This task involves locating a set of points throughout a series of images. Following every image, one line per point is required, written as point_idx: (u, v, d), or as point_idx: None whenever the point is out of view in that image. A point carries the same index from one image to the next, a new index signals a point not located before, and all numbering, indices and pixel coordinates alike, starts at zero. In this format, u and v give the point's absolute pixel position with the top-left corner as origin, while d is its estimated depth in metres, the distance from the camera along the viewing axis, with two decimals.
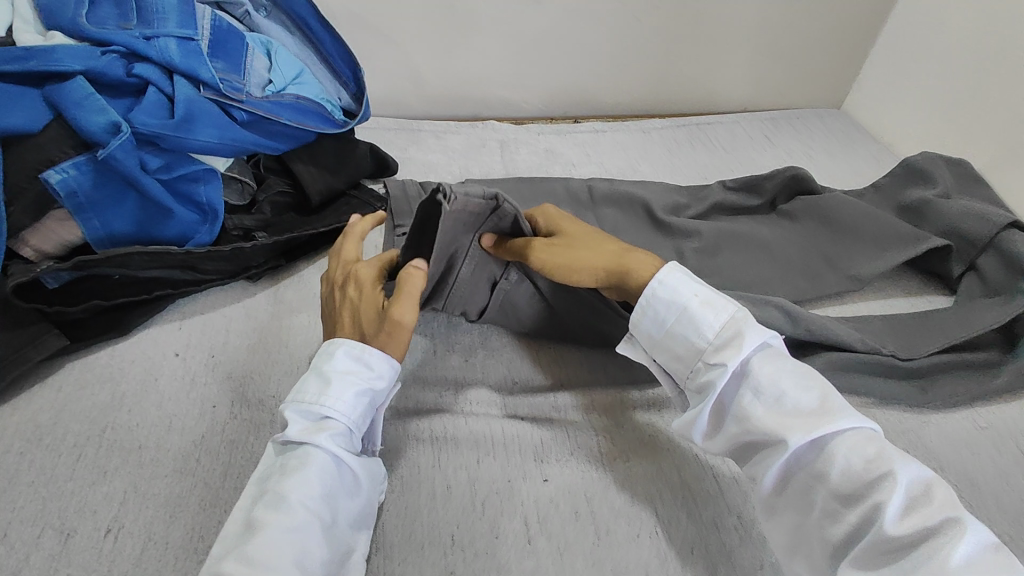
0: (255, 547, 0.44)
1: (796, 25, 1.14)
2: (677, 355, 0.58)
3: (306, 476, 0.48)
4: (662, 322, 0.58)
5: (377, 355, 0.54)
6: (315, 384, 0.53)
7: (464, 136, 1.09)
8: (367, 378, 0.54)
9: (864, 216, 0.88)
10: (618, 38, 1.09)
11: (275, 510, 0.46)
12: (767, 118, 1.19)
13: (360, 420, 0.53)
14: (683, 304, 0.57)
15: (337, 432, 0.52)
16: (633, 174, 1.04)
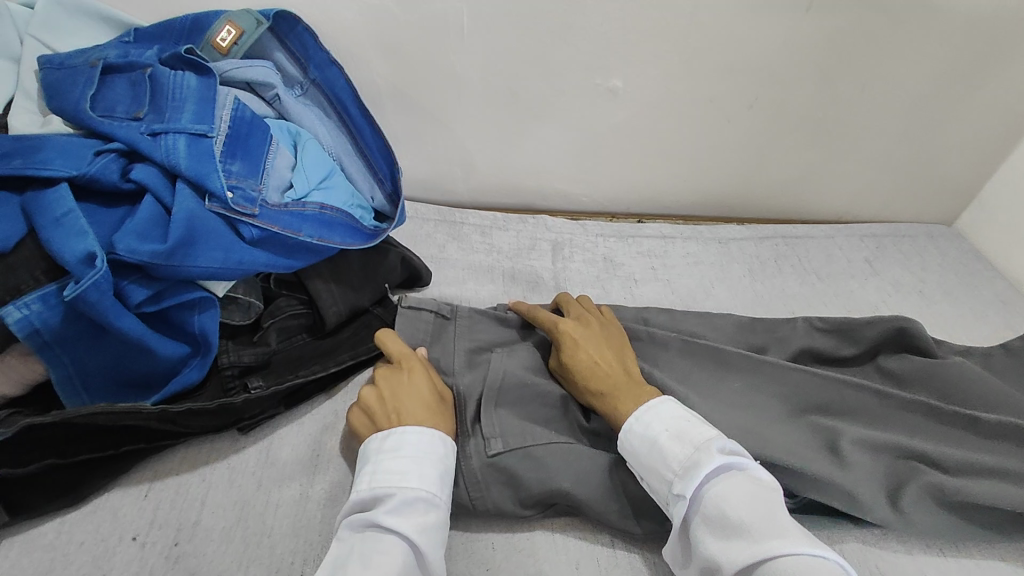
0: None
1: (913, 134, 0.97)
2: (648, 482, 0.56)
3: (396, 566, 0.46)
4: (633, 452, 0.57)
5: (440, 434, 0.56)
6: (389, 467, 0.52)
7: (513, 234, 0.96)
8: (440, 464, 0.54)
9: (995, 397, 0.71)
10: (702, 135, 0.95)
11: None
12: (868, 235, 1.02)
13: (439, 509, 0.52)
14: (652, 436, 0.56)
15: (421, 519, 0.50)
16: (706, 300, 0.88)
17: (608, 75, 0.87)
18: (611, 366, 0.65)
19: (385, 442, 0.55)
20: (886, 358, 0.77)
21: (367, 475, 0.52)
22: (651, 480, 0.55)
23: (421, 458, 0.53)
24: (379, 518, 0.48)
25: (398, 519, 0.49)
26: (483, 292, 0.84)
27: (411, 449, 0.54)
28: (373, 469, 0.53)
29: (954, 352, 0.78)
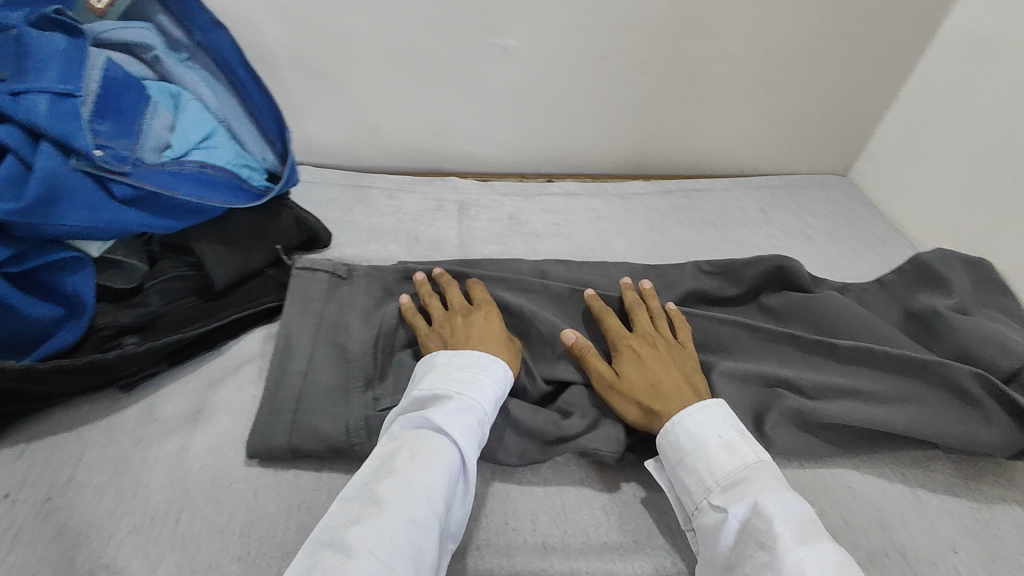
0: (385, 520, 0.46)
1: (801, 89, 1.04)
2: (687, 490, 0.55)
3: (441, 461, 0.51)
4: (676, 457, 0.56)
5: (493, 361, 0.60)
6: (451, 379, 0.57)
7: (419, 196, 0.97)
8: (495, 389, 0.58)
9: (864, 325, 0.75)
10: (600, 94, 0.98)
11: (413, 487, 0.48)
12: (765, 186, 1.10)
13: (488, 426, 0.56)
14: (702, 444, 0.56)
15: (474, 430, 0.54)
16: (605, 252, 0.92)
17: (501, 35, 0.89)
18: (672, 392, 0.61)
19: (449, 359, 0.60)
20: (768, 297, 0.81)
21: (431, 380, 0.58)
22: (694, 490, 0.54)
23: (476, 377, 0.58)
24: (435, 417, 0.53)
25: (451, 423, 0.53)
26: (384, 251, 0.85)
27: (472, 370, 0.58)
28: (436, 377, 0.58)
29: (831, 287, 0.83)
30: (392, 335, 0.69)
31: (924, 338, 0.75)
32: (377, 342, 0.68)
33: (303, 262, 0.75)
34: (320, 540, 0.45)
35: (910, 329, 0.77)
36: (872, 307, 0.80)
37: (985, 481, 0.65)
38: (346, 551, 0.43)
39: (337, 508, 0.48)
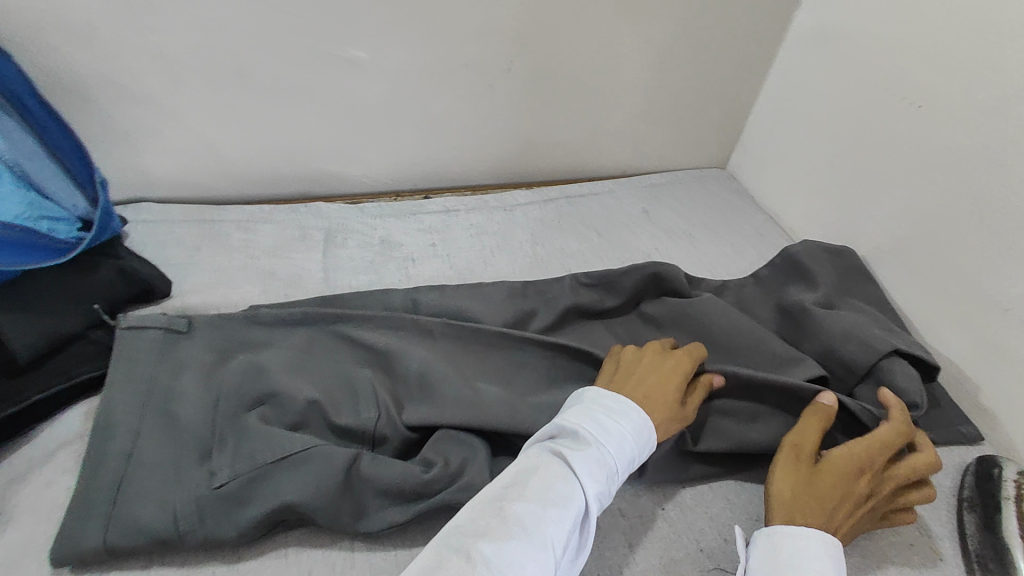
0: (509, 550, 0.44)
1: (670, 86, 1.04)
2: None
3: (571, 502, 0.48)
4: (781, 566, 0.50)
5: (649, 436, 0.56)
6: (599, 414, 0.55)
7: (281, 226, 0.89)
8: (645, 440, 0.55)
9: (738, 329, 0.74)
10: (469, 103, 0.94)
11: (539, 522, 0.46)
12: (647, 185, 1.09)
13: (622, 476, 0.53)
14: (818, 574, 0.49)
15: (604, 478, 0.51)
16: (485, 271, 0.87)
17: (349, 48, 0.83)
18: (820, 516, 0.53)
19: (625, 401, 0.57)
20: (647, 304, 0.80)
21: (585, 411, 0.55)
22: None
23: (625, 428, 0.54)
24: (574, 459, 0.50)
25: (589, 473, 0.50)
26: (237, 294, 0.77)
27: (631, 426, 0.55)
28: (612, 410, 0.56)
29: (708, 288, 0.83)
30: (236, 396, 0.61)
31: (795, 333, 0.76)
32: (218, 406, 0.60)
33: (131, 318, 0.66)
34: (445, 556, 0.43)
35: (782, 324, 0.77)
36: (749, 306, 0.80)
37: None
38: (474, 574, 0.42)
39: (466, 518, 0.46)
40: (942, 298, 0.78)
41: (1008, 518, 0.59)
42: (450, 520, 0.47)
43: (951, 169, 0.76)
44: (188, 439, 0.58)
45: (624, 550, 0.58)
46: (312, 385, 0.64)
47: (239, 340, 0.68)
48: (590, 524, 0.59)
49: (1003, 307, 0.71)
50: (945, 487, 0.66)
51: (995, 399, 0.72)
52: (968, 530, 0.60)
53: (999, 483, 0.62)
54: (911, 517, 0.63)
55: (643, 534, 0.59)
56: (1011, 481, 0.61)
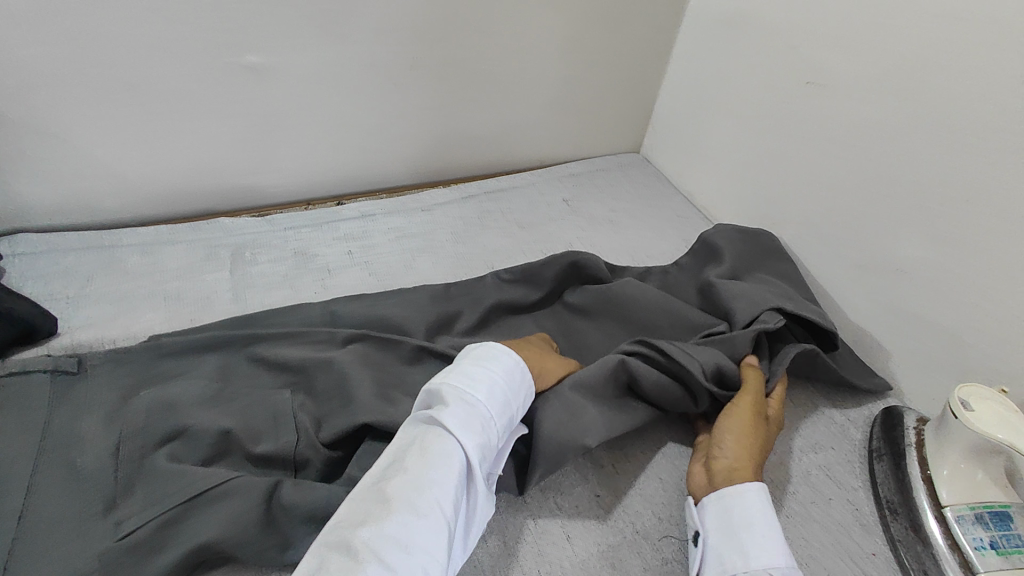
0: (395, 528, 0.44)
1: (580, 75, 1.05)
2: (721, 556, 0.52)
3: (448, 460, 0.49)
4: (722, 526, 0.54)
5: (515, 379, 0.58)
6: (461, 377, 0.56)
7: (184, 246, 0.83)
8: (515, 386, 0.57)
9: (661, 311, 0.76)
10: (377, 104, 0.91)
11: (417, 490, 0.46)
12: (566, 175, 1.10)
13: (499, 423, 0.54)
14: (752, 522, 0.53)
15: (480, 430, 0.52)
16: (407, 275, 0.85)
17: (240, 53, 0.78)
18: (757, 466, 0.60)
19: (489, 359, 0.58)
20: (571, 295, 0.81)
21: (447, 377, 0.56)
22: (728, 557, 0.52)
23: (489, 377, 0.56)
24: (444, 417, 0.51)
25: (462, 426, 0.51)
26: (138, 324, 0.72)
27: (494, 374, 0.57)
28: (476, 370, 0.56)
29: (629, 273, 0.84)
30: (140, 436, 0.57)
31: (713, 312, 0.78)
32: (120, 449, 0.56)
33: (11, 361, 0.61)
34: (331, 553, 0.43)
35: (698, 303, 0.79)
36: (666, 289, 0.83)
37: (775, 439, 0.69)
38: (355, 561, 0.42)
39: (342, 515, 0.46)
40: (844, 263, 0.83)
41: (911, 462, 0.63)
42: (331, 523, 0.47)
43: (844, 141, 0.80)
44: (90, 486, 0.54)
45: (563, 542, 0.58)
46: (226, 414, 0.61)
47: (142, 375, 0.63)
48: (528, 521, 0.59)
49: (896, 268, 0.76)
50: (856, 440, 0.70)
51: (896, 354, 0.77)
52: (880, 477, 0.64)
53: (903, 430, 0.66)
54: (828, 472, 0.66)
55: (580, 524, 0.60)
56: (912, 429, 0.66)
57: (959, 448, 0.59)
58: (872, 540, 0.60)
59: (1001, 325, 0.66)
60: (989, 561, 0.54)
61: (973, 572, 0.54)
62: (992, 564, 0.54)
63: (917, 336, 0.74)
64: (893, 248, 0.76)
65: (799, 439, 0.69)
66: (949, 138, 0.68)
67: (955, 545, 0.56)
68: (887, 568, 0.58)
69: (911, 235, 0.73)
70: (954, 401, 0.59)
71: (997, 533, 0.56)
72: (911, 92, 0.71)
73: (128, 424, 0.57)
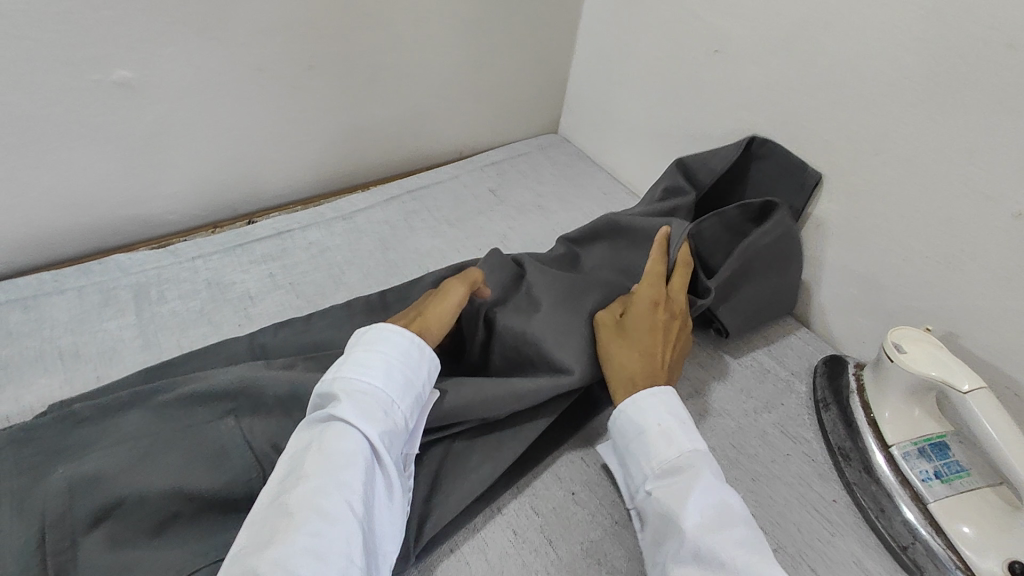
0: (303, 539, 0.43)
1: (488, 59, 1.01)
2: (630, 466, 0.57)
3: (352, 459, 0.48)
4: (623, 442, 0.57)
5: (418, 356, 0.56)
6: (353, 364, 0.54)
7: (74, 292, 0.73)
8: (414, 361, 0.56)
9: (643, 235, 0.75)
10: (275, 110, 0.84)
11: (326, 495, 0.45)
12: (488, 163, 1.07)
13: (401, 406, 0.53)
14: (644, 430, 0.56)
15: (381, 420, 0.51)
16: (338, 290, 0.80)
17: (105, 68, 0.68)
18: None
19: (381, 338, 0.56)
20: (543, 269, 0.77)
21: (339, 370, 0.53)
22: (633, 469, 0.56)
23: (379, 357, 0.54)
24: (338, 413, 0.50)
25: (360, 418, 0.50)
26: (32, 394, 0.63)
27: (387, 354, 0.55)
28: (368, 355, 0.54)
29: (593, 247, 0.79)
30: (64, 522, 0.50)
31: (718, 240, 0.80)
32: (43, 541, 0.49)
33: None
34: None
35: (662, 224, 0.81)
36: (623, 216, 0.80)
37: (732, 404, 0.71)
38: None
39: (248, 535, 0.44)
40: None
41: (855, 407, 0.66)
42: (237, 545, 0.45)
43: (755, 107, 0.82)
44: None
45: (545, 548, 0.57)
46: (161, 474, 0.53)
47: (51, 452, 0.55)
48: (507, 532, 0.58)
49: (815, 224, 0.79)
50: (801, 392, 0.73)
51: (823, 304, 0.81)
52: (832, 425, 0.67)
53: (845, 377, 0.70)
54: (783, 428, 0.69)
55: (559, 523, 0.59)
56: (853, 374, 0.69)
57: (897, 389, 0.63)
58: (831, 487, 0.63)
59: (916, 268, 0.70)
60: (937, 490, 0.58)
61: (923, 502, 0.58)
62: (939, 492, 0.58)
63: (841, 286, 0.78)
64: (811, 204, 0.79)
65: (752, 401, 0.71)
66: (853, 96, 0.71)
67: (905, 479, 0.60)
68: (849, 512, 0.61)
69: (827, 191, 0.77)
70: (890, 346, 0.62)
71: (939, 463, 0.60)
72: (811, 54, 0.73)
73: (47, 511, 0.50)
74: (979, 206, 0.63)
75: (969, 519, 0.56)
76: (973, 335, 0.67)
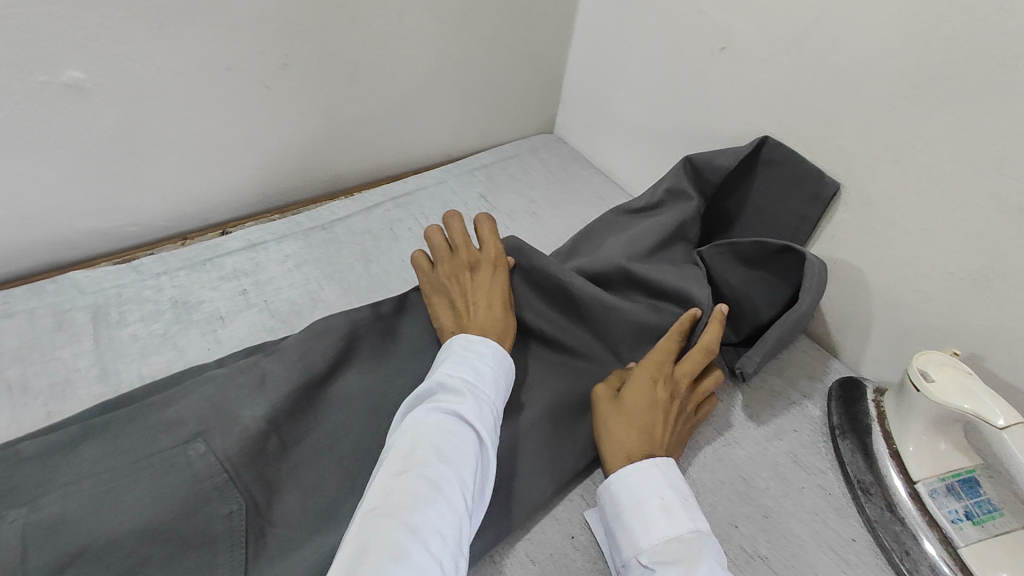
0: (431, 518, 0.43)
1: (477, 56, 0.95)
2: (618, 543, 0.52)
3: (469, 454, 0.49)
4: (615, 511, 0.53)
5: (510, 372, 0.59)
6: (469, 366, 0.56)
7: (24, 316, 0.66)
8: (509, 378, 0.59)
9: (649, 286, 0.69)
10: (245, 112, 0.77)
11: (448, 479, 0.46)
12: (477, 166, 1.01)
13: (500, 416, 0.56)
14: (642, 501, 0.52)
15: (492, 422, 0.53)
16: (315, 309, 0.74)
17: (53, 69, 0.61)
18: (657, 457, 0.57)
19: (491, 349, 0.58)
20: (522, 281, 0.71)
21: (459, 367, 0.55)
22: (623, 545, 0.51)
23: (489, 365, 0.57)
24: (464, 408, 0.51)
25: (479, 417, 0.51)
26: None
27: (492, 364, 0.57)
28: (480, 361, 0.57)
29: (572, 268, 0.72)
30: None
31: (739, 268, 0.72)
32: None
33: None
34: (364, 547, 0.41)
35: (667, 248, 0.75)
36: (629, 245, 0.74)
37: (740, 430, 0.66)
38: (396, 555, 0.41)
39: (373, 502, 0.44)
40: None
41: (877, 439, 0.62)
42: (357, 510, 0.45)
43: (764, 109, 0.77)
44: None
45: None
46: (124, 520, 0.48)
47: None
48: None
49: (829, 235, 0.74)
50: (815, 417, 0.68)
51: (835, 321, 0.76)
52: (847, 455, 0.62)
53: (863, 404, 0.65)
54: (796, 457, 0.64)
55: (557, 573, 0.54)
56: (872, 401, 0.65)
57: (923, 421, 0.58)
58: (849, 524, 0.58)
59: (937, 285, 0.65)
60: (967, 532, 0.54)
61: (953, 546, 0.54)
62: (970, 535, 0.54)
63: (855, 301, 0.73)
64: (825, 215, 0.73)
65: (762, 427, 0.67)
66: (871, 98, 0.65)
67: (932, 520, 0.55)
68: (869, 552, 0.56)
69: (842, 200, 0.71)
70: (914, 374, 0.58)
71: (969, 502, 0.56)
72: (826, 53, 0.68)
73: None
74: (1010, 219, 0.58)
75: (1007, 565, 0.52)
76: (1000, 358, 0.63)
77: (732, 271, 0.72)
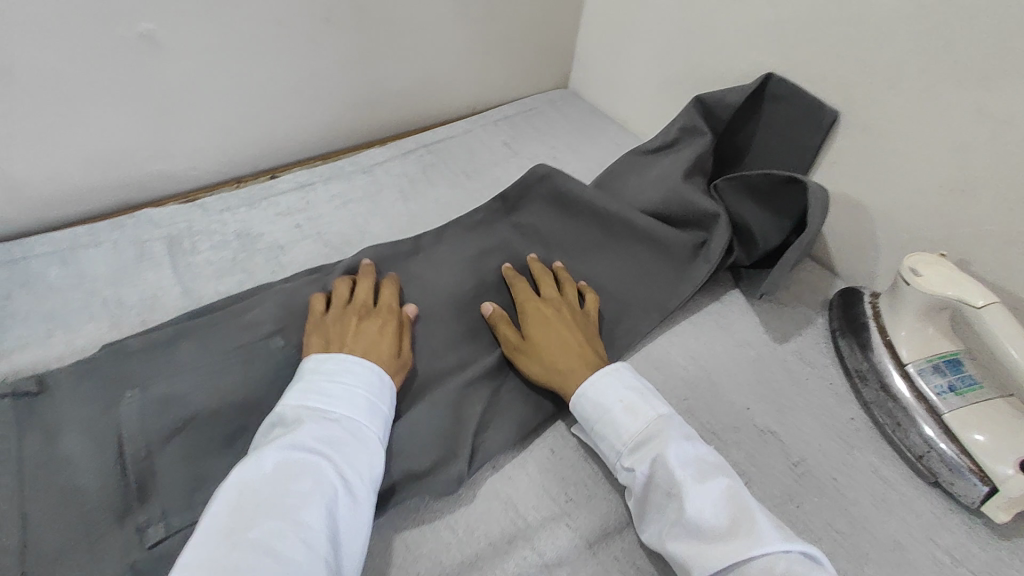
0: (250, 560, 0.40)
1: (500, 12, 1.01)
2: (601, 449, 0.58)
3: (311, 484, 0.45)
4: (586, 423, 0.59)
5: (377, 385, 0.55)
6: (314, 395, 0.52)
7: (109, 245, 0.74)
8: (376, 394, 0.55)
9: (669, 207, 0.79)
10: (293, 64, 0.85)
11: (278, 522, 0.43)
12: (500, 118, 1.08)
13: (371, 436, 0.52)
14: (607, 408, 0.58)
15: (351, 447, 0.50)
16: (364, 240, 0.82)
17: (129, 22, 0.69)
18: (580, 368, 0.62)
19: (335, 369, 0.55)
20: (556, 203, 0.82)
21: (300, 400, 0.52)
22: (605, 448, 0.57)
23: (337, 388, 0.53)
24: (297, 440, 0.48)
25: (321, 447, 0.48)
26: (83, 337, 0.65)
27: (350, 382, 0.54)
28: (330, 384, 0.53)
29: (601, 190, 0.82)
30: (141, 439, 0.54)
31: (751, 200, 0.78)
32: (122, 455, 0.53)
33: None
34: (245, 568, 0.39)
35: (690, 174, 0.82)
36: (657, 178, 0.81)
37: (751, 333, 0.74)
38: None
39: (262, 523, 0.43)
40: None
41: (872, 333, 0.69)
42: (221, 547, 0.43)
43: (770, 48, 0.83)
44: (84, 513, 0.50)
45: (582, 463, 0.61)
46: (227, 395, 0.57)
47: (116, 380, 0.57)
48: (545, 452, 0.61)
49: (830, 162, 0.81)
50: (818, 323, 0.76)
51: (837, 243, 0.84)
52: (847, 350, 0.70)
53: (861, 305, 0.72)
54: (801, 355, 0.72)
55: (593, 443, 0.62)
56: (869, 303, 0.72)
57: (914, 312, 0.65)
58: (848, 406, 0.67)
59: (927, 199, 0.72)
60: (951, 401, 0.62)
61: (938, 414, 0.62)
62: (954, 404, 0.62)
63: (854, 222, 0.81)
64: (826, 143, 0.80)
65: (771, 331, 0.75)
66: (868, 30, 0.72)
67: (921, 395, 0.63)
68: (866, 427, 0.65)
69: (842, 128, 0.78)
70: (906, 270, 0.65)
71: (953, 377, 0.63)
72: None
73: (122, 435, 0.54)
74: (994, 131, 0.65)
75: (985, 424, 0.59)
76: (984, 260, 0.70)
77: (743, 202, 0.79)
